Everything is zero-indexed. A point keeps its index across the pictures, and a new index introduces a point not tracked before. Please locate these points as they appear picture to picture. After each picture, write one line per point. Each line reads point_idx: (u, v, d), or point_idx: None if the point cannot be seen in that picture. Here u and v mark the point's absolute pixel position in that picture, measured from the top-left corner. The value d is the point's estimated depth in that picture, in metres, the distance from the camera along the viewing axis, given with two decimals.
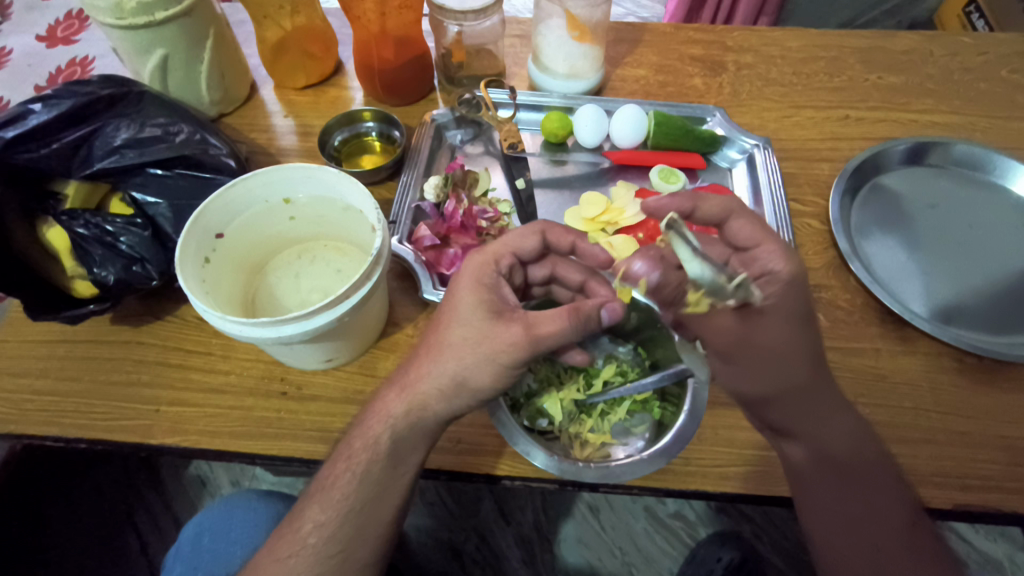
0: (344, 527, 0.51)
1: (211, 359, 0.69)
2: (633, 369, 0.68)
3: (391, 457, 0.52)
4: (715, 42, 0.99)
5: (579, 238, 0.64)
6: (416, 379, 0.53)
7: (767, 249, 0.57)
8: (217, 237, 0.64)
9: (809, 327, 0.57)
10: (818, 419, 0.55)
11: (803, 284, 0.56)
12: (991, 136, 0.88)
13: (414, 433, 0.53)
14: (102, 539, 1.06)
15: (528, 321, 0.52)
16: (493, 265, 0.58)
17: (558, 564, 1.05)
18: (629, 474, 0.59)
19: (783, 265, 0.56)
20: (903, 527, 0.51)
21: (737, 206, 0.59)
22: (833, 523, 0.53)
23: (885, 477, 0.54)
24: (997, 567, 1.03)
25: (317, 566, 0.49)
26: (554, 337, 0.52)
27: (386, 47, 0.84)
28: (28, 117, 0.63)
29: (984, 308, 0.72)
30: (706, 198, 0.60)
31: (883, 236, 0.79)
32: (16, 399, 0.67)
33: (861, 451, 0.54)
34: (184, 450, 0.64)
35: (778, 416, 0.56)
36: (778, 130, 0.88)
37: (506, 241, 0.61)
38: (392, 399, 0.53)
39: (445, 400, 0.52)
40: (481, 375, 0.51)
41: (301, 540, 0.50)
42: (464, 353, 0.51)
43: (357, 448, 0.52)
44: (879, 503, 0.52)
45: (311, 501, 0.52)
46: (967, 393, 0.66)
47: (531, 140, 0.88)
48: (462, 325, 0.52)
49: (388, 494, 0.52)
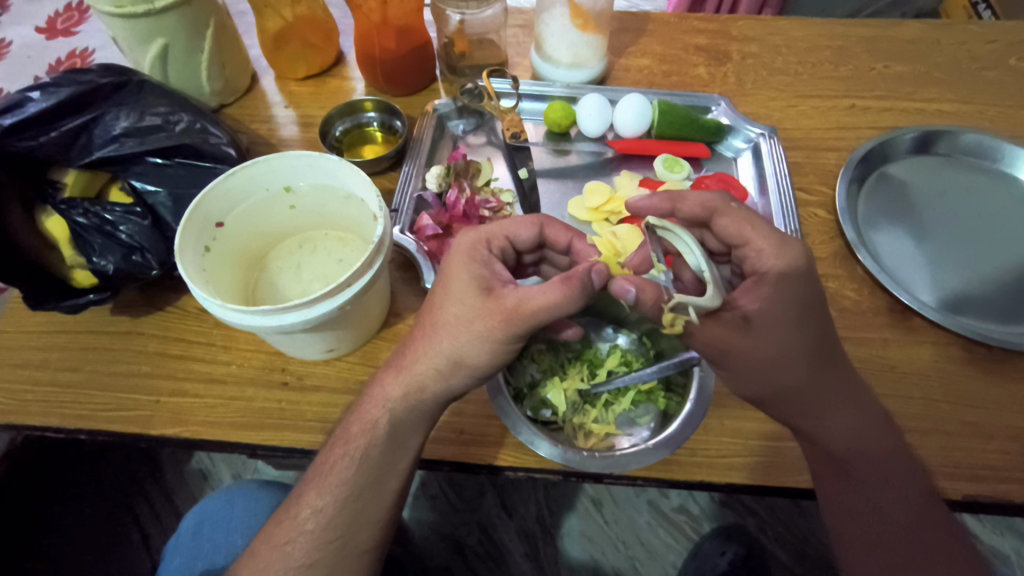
0: (342, 512, 0.50)
1: (212, 349, 0.69)
2: (638, 359, 0.65)
3: (390, 441, 0.51)
4: (719, 31, 0.98)
5: (579, 238, 0.61)
6: (413, 361, 0.52)
7: (761, 241, 0.53)
8: (217, 226, 0.63)
9: (822, 314, 0.54)
10: (834, 409, 0.53)
11: (800, 279, 0.52)
12: (1000, 125, 0.87)
13: (412, 417, 0.52)
14: (105, 531, 1.06)
15: (518, 294, 0.50)
16: (485, 244, 0.57)
17: (561, 558, 1.04)
18: (634, 463, 0.59)
19: (772, 263, 0.52)
20: (915, 511, 0.51)
21: (727, 201, 0.55)
22: (844, 518, 0.52)
23: (898, 461, 0.53)
24: (1004, 560, 1.02)
25: (316, 552, 0.49)
26: (543, 310, 0.49)
27: (388, 37, 0.83)
28: (26, 105, 0.63)
29: (994, 298, 0.71)
30: (686, 195, 0.58)
31: (891, 226, 0.78)
32: (15, 391, 0.66)
33: (877, 437, 0.53)
34: (185, 441, 0.63)
35: (791, 409, 0.54)
36: (784, 120, 0.87)
37: (501, 223, 0.60)
38: (389, 382, 0.52)
39: (442, 380, 0.51)
40: (478, 353, 0.50)
41: (299, 526, 0.50)
42: (459, 331, 0.51)
43: (355, 432, 0.52)
44: (893, 488, 0.52)
45: (309, 487, 0.52)
46: (976, 383, 0.65)
47: (534, 130, 0.87)
48: (455, 302, 0.52)
49: (387, 478, 0.51)
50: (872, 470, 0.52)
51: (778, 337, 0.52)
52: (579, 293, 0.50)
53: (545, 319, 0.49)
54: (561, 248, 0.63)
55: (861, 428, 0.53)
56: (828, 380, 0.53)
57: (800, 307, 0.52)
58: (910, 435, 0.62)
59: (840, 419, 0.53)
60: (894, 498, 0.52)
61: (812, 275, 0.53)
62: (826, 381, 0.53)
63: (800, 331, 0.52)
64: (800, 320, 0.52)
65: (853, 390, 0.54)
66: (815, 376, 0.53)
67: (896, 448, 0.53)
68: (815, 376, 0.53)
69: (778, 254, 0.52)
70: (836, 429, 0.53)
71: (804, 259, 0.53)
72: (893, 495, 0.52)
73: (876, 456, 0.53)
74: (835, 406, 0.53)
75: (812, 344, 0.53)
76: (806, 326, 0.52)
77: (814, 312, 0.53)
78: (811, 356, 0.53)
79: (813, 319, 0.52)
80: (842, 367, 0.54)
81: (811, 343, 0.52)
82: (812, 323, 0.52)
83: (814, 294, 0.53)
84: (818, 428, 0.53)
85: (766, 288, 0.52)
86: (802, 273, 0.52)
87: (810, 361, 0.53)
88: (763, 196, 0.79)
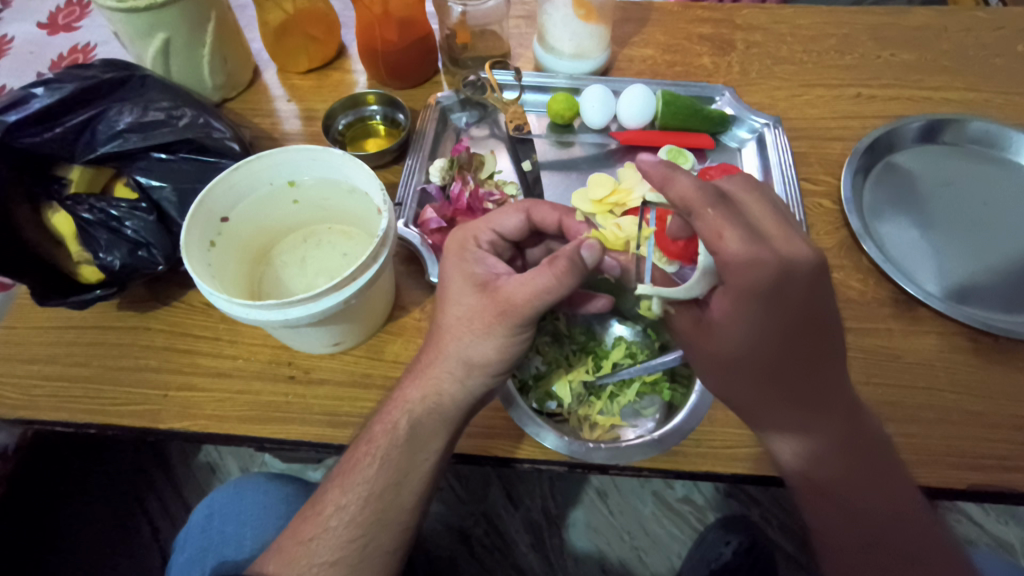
0: (366, 510, 0.50)
1: (219, 344, 0.69)
2: (643, 351, 0.66)
3: (412, 442, 0.52)
4: (723, 20, 0.98)
5: (566, 215, 0.60)
6: (429, 365, 0.53)
7: (726, 254, 0.45)
8: (222, 221, 0.63)
9: (807, 330, 0.49)
10: (808, 424, 0.51)
11: (785, 287, 0.46)
12: (1008, 113, 0.86)
13: (433, 420, 0.52)
14: (117, 524, 1.07)
15: (511, 284, 0.51)
16: (473, 242, 0.58)
17: (567, 549, 1.05)
18: (640, 454, 0.60)
19: (743, 278, 0.46)
20: (884, 533, 0.49)
21: (705, 200, 0.46)
22: (836, 524, 0.50)
23: (888, 478, 0.51)
24: (1008, 549, 1.02)
25: (340, 550, 0.49)
26: (534, 298, 0.49)
27: (389, 29, 0.82)
28: (31, 101, 0.63)
29: (1000, 287, 0.71)
30: (675, 179, 0.47)
31: (896, 215, 0.77)
32: (26, 386, 0.67)
33: (856, 455, 0.51)
34: (193, 434, 0.64)
35: (754, 412, 0.53)
36: (789, 109, 0.87)
37: (486, 217, 0.60)
38: (408, 386, 0.53)
39: (458, 382, 0.52)
40: (483, 351, 0.51)
41: (323, 523, 0.50)
42: (461, 331, 0.52)
43: (377, 433, 0.53)
44: (863, 507, 0.50)
45: (333, 485, 0.52)
46: (984, 373, 0.65)
47: (537, 122, 0.87)
48: (455, 304, 0.53)
49: (409, 479, 0.52)
50: (846, 488, 0.50)
51: (733, 341, 0.50)
52: (568, 272, 0.49)
53: (538, 306, 0.50)
54: (551, 230, 0.62)
55: (840, 443, 0.51)
56: (807, 393, 0.51)
57: (762, 321, 0.48)
58: (916, 425, 0.62)
59: (809, 436, 0.51)
60: (857, 517, 0.50)
61: (811, 279, 0.47)
62: (799, 393, 0.50)
63: (766, 344, 0.49)
64: (762, 331, 0.48)
65: (837, 410, 0.51)
66: (780, 389, 0.50)
67: (885, 465, 0.51)
68: (777, 389, 0.50)
69: (744, 266, 0.45)
70: (802, 442, 0.51)
71: (802, 266, 0.46)
72: (859, 517, 0.50)
73: (854, 476, 0.50)
74: (808, 420, 0.51)
75: (779, 359, 0.49)
76: (772, 342, 0.49)
77: (794, 326, 0.48)
78: (775, 369, 0.50)
79: (793, 334, 0.49)
80: (832, 384, 0.51)
81: (806, 353, 0.49)
82: (786, 338, 0.49)
83: (797, 311, 0.48)
84: (785, 435, 0.52)
85: (727, 293, 0.48)
86: (790, 281, 0.46)
87: (774, 374, 0.50)
88: None
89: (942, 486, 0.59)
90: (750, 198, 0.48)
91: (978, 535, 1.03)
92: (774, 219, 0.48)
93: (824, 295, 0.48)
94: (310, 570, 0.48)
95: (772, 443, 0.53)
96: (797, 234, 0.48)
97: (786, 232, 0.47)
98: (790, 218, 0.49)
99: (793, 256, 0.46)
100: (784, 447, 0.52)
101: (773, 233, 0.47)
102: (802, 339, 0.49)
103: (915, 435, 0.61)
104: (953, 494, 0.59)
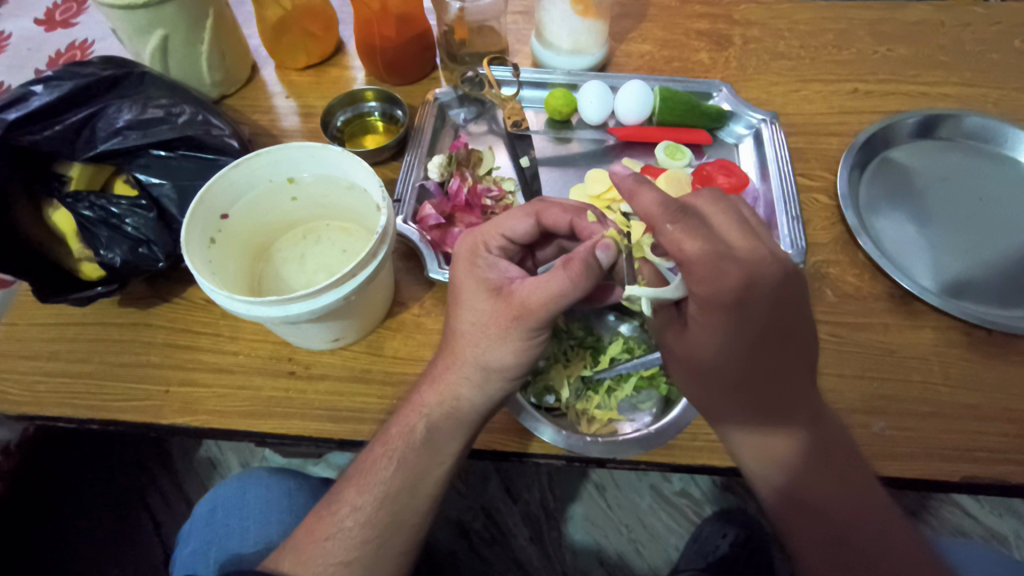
0: (380, 512, 0.51)
1: (219, 340, 0.69)
2: (640, 346, 0.67)
3: (427, 445, 0.53)
4: (721, 16, 0.98)
5: (577, 216, 0.59)
6: (445, 371, 0.54)
7: (691, 266, 0.46)
8: (222, 218, 0.64)
9: (785, 344, 0.50)
10: (773, 426, 0.52)
11: (755, 299, 0.47)
12: (1004, 108, 0.86)
13: (450, 424, 0.53)
14: (118, 518, 1.08)
15: (524, 288, 0.52)
16: (483, 248, 0.58)
17: (565, 542, 1.06)
18: (637, 448, 0.61)
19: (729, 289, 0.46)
20: (851, 532, 0.49)
21: (666, 214, 0.46)
22: (806, 530, 0.50)
23: (854, 478, 0.52)
24: (1002, 541, 1.03)
25: (354, 551, 0.50)
26: (549, 301, 0.50)
27: (387, 25, 0.82)
28: (31, 99, 0.64)
29: (994, 281, 0.71)
30: (639, 194, 0.46)
31: (893, 211, 0.78)
32: (27, 382, 0.67)
33: (822, 457, 0.52)
34: (194, 429, 0.64)
35: (727, 416, 0.53)
36: (786, 105, 0.87)
37: (497, 220, 0.60)
38: (426, 391, 0.54)
39: (476, 387, 0.53)
40: (500, 355, 0.52)
41: (337, 523, 0.51)
42: (477, 337, 0.53)
43: (394, 434, 0.54)
44: (831, 508, 0.50)
45: (349, 485, 0.53)
46: (978, 367, 0.66)
47: (535, 118, 0.87)
48: (470, 310, 0.54)
49: (423, 483, 0.52)
50: (812, 493, 0.51)
51: (704, 348, 0.51)
52: (584, 275, 0.49)
53: (553, 309, 0.50)
54: (562, 231, 0.61)
55: (809, 450, 0.52)
56: (777, 397, 0.51)
57: (731, 330, 0.49)
58: (911, 418, 0.63)
59: (776, 438, 0.52)
60: (827, 520, 0.50)
61: (775, 291, 0.48)
62: (769, 398, 0.51)
63: (738, 350, 0.50)
64: (732, 340, 0.49)
65: (803, 414, 0.52)
66: (751, 392, 0.51)
67: (850, 468, 0.52)
68: (747, 394, 0.51)
69: (705, 277, 0.46)
70: (768, 444, 0.52)
71: (764, 275, 0.47)
72: (828, 521, 0.50)
73: (821, 481, 0.51)
74: (778, 424, 0.52)
75: (753, 362, 0.50)
76: (745, 348, 0.50)
77: (766, 336, 0.49)
78: (749, 372, 0.50)
79: (761, 340, 0.49)
80: (799, 391, 0.52)
81: (779, 360, 0.51)
82: (756, 344, 0.49)
83: (771, 322, 0.49)
84: (753, 437, 0.52)
85: (697, 303, 0.49)
86: (754, 292, 0.47)
87: (754, 374, 0.51)
88: (764, 182, 0.80)
89: (936, 478, 0.60)
90: (715, 209, 0.49)
91: (972, 527, 1.05)
92: (739, 228, 0.48)
93: (791, 309, 0.50)
94: (325, 570, 0.49)
95: (734, 446, 0.54)
96: (761, 242, 0.48)
97: (750, 237, 0.48)
98: (758, 230, 0.50)
99: (755, 262, 0.47)
100: (747, 450, 0.53)
101: (736, 240, 0.48)
102: (775, 348, 0.50)
103: (909, 429, 0.62)
104: (945, 487, 0.60)
